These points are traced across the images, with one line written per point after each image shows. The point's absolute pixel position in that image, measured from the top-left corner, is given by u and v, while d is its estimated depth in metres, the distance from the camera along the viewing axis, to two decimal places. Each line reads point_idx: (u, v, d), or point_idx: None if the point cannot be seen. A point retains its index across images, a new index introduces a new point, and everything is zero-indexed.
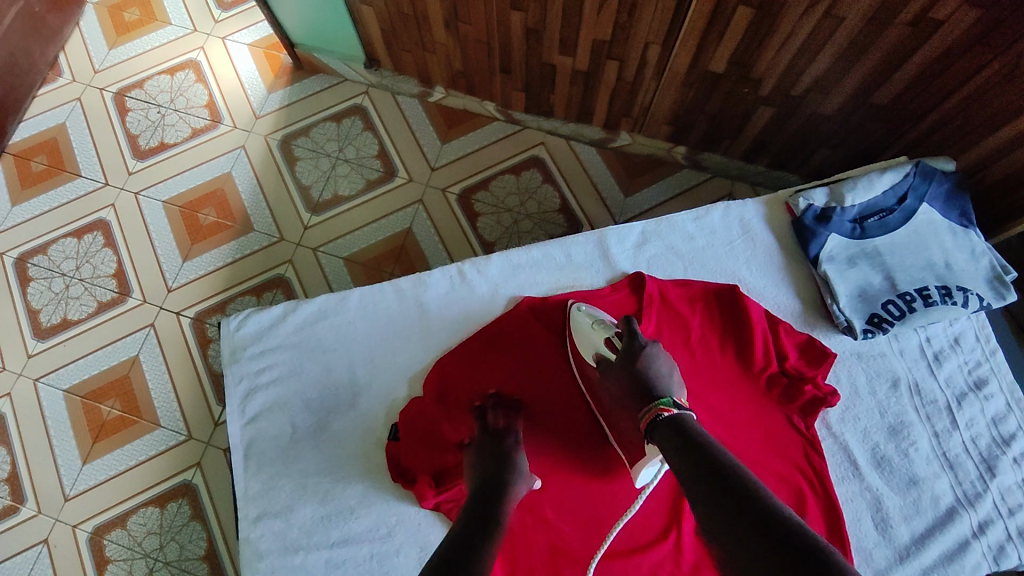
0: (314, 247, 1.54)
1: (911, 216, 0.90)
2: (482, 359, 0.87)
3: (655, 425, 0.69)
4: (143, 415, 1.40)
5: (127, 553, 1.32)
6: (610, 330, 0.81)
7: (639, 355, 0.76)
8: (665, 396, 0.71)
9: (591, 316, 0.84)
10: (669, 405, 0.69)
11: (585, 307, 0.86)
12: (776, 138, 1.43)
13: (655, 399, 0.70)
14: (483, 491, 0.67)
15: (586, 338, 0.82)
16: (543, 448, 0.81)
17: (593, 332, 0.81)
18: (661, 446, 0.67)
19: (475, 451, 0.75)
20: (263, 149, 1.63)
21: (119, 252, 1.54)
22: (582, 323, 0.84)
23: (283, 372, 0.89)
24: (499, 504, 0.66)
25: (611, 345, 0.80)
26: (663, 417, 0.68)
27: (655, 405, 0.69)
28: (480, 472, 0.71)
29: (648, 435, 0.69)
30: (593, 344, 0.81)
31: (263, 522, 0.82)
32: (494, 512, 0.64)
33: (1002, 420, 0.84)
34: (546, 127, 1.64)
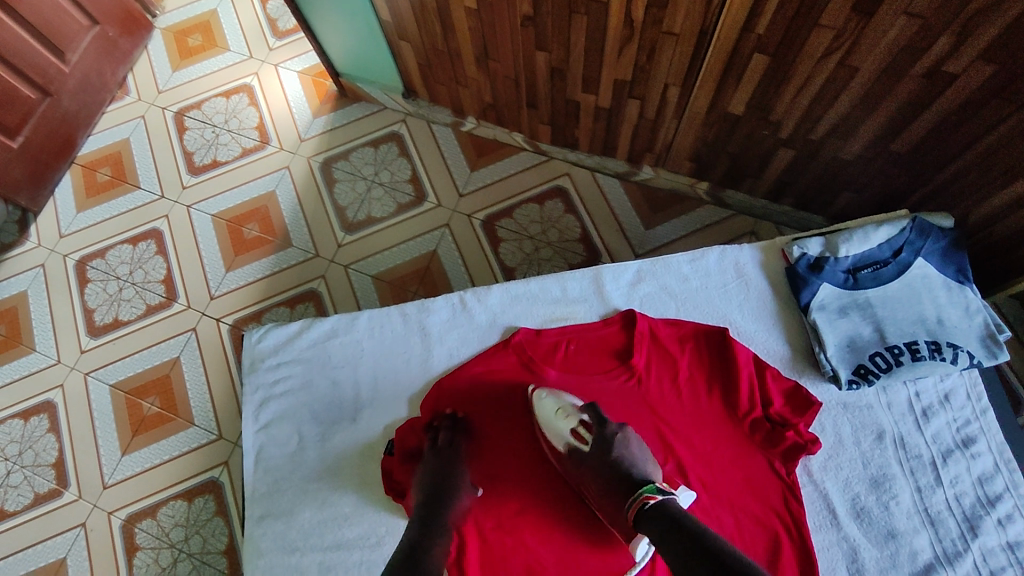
0: (346, 264, 1.63)
1: (906, 269, 0.91)
2: (474, 399, 0.92)
3: (642, 514, 0.72)
4: (178, 413, 1.51)
5: (155, 542, 1.42)
6: (573, 417, 0.83)
7: (611, 445, 0.79)
8: (646, 484, 0.75)
9: (555, 402, 0.85)
10: (653, 492, 0.73)
11: (545, 395, 0.87)
12: (797, 180, 1.44)
13: (639, 487, 0.74)
14: (430, 498, 0.77)
15: (553, 428, 0.84)
16: (523, 472, 0.88)
17: (558, 422, 0.83)
18: (645, 529, 0.71)
19: (421, 468, 0.83)
20: (306, 170, 1.74)
21: (168, 260, 1.67)
22: (547, 412, 0.85)
23: (295, 385, 0.96)
24: (446, 507, 0.77)
25: (579, 435, 0.81)
26: (648, 505, 0.71)
27: (640, 494, 0.72)
28: (429, 481, 0.80)
29: (636, 525, 0.72)
30: (563, 436, 0.83)
31: (266, 521, 0.89)
32: (441, 514, 0.75)
33: (989, 480, 0.84)
34: (571, 158, 1.70)
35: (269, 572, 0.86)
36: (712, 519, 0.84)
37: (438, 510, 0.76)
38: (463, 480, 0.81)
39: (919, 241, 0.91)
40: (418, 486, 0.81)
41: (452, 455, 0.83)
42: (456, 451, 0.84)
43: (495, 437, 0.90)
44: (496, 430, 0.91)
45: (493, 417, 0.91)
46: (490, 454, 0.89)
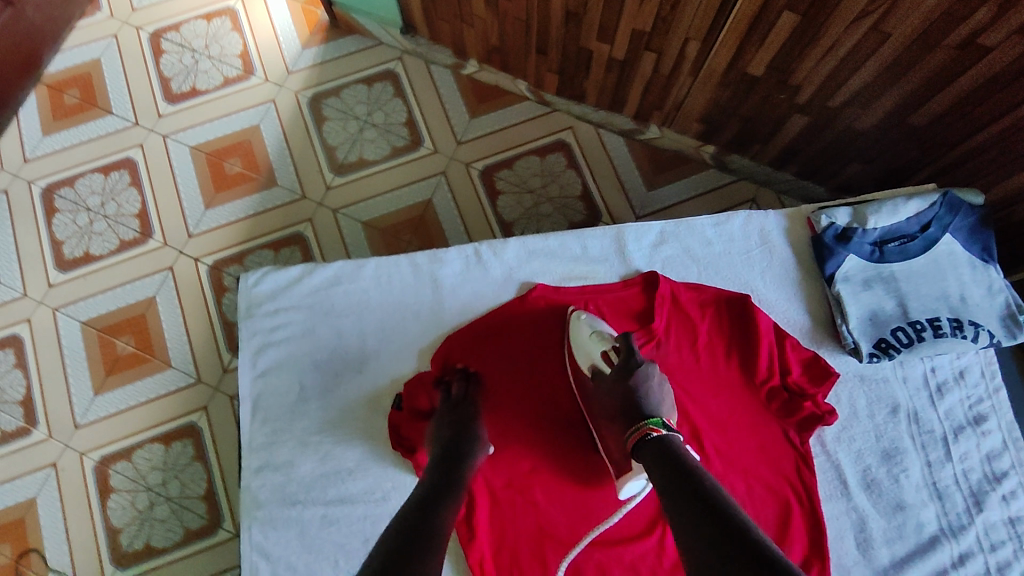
0: (335, 208, 1.56)
1: (933, 245, 0.89)
2: (489, 354, 0.89)
3: (643, 445, 0.71)
4: (155, 354, 1.45)
5: (130, 485, 1.37)
6: (606, 342, 0.82)
7: (632, 372, 0.77)
8: (654, 417, 0.73)
9: (590, 326, 0.84)
10: (658, 426, 0.72)
11: (585, 316, 0.86)
12: (807, 148, 1.39)
13: (644, 418, 0.73)
14: (445, 457, 0.74)
15: (583, 347, 0.83)
16: (530, 433, 0.86)
17: (590, 343, 0.82)
18: (646, 466, 0.70)
19: (437, 421, 0.80)
20: (293, 104, 1.63)
21: (143, 192, 1.56)
22: (581, 334, 0.84)
23: (297, 332, 0.91)
24: (461, 466, 0.73)
25: (606, 358, 0.80)
26: (650, 437, 0.71)
27: (642, 426, 0.72)
28: (443, 438, 0.77)
29: (634, 452, 0.72)
30: (589, 354, 0.82)
31: (264, 473, 0.85)
32: (456, 474, 0.72)
33: (996, 457, 0.86)
34: (575, 111, 1.63)
35: (268, 524, 0.83)
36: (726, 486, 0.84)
37: (452, 464, 0.73)
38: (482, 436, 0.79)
39: (948, 217, 0.90)
40: (432, 441, 0.78)
41: (469, 411, 0.80)
42: (472, 405, 0.81)
43: (510, 394, 0.87)
44: (511, 387, 0.88)
45: (510, 373, 0.88)
46: (505, 411, 0.87)
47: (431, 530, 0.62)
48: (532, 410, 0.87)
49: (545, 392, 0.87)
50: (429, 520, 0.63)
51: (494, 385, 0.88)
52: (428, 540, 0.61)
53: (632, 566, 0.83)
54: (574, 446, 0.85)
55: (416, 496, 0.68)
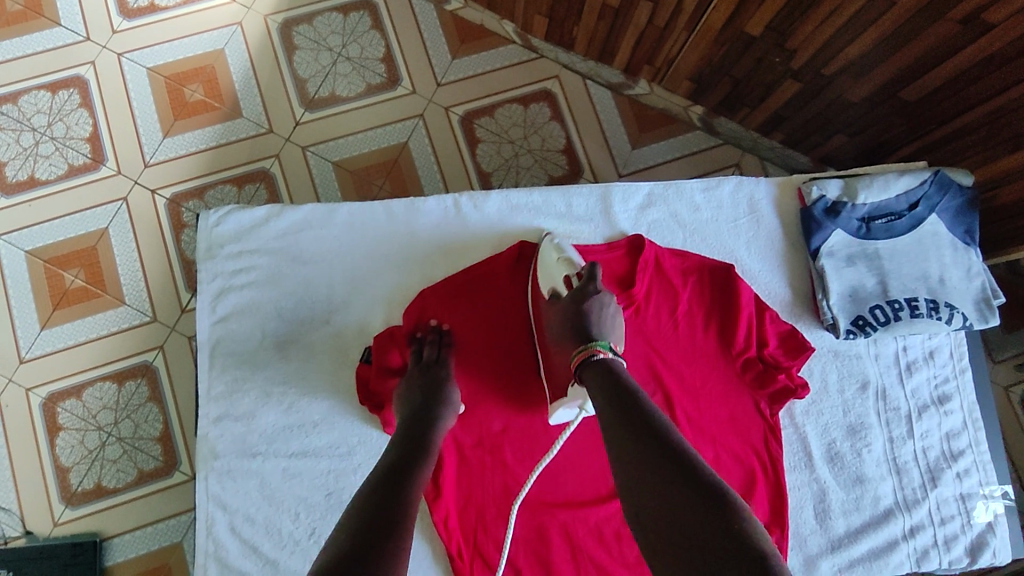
0: (303, 145, 1.47)
1: (919, 224, 0.89)
2: (462, 301, 0.86)
3: (587, 363, 0.71)
4: (107, 290, 1.37)
5: (80, 424, 1.31)
6: (573, 268, 0.81)
7: (587, 297, 0.76)
8: (602, 340, 0.73)
9: (558, 250, 0.83)
10: (605, 348, 0.71)
11: (557, 241, 0.85)
12: (795, 115, 1.35)
13: (593, 340, 0.72)
14: (413, 421, 0.72)
15: (548, 270, 0.82)
16: (501, 395, 0.84)
17: (556, 266, 0.81)
18: (589, 388, 0.69)
19: (405, 384, 0.77)
20: (261, 29, 1.52)
21: (95, 115, 1.45)
22: (549, 257, 0.83)
23: (261, 277, 0.85)
24: (429, 430, 0.71)
25: (568, 283, 0.80)
26: (597, 357, 0.70)
27: (590, 346, 0.71)
28: (410, 402, 0.74)
29: (578, 375, 0.71)
30: (552, 279, 0.81)
31: (223, 422, 0.81)
32: (424, 438, 0.70)
33: (955, 436, 0.88)
34: (563, 60, 1.56)
35: (227, 474, 0.80)
36: None
37: (422, 429, 0.71)
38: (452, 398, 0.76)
39: (937, 196, 0.89)
40: (399, 404, 0.75)
41: (441, 373, 0.77)
42: (443, 365, 0.78)
43: (478, 344, 0.85)
44: (478, 335, 0.85)
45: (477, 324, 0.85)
46: (472, 366, 0.84)
47: (403, 497, 0.61)
48: (497, 359, 0.85)
49: (513, 343, 0.85)
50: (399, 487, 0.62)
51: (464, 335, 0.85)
52: (398, 507, 0.59)
53: (596, 529, 0.83)
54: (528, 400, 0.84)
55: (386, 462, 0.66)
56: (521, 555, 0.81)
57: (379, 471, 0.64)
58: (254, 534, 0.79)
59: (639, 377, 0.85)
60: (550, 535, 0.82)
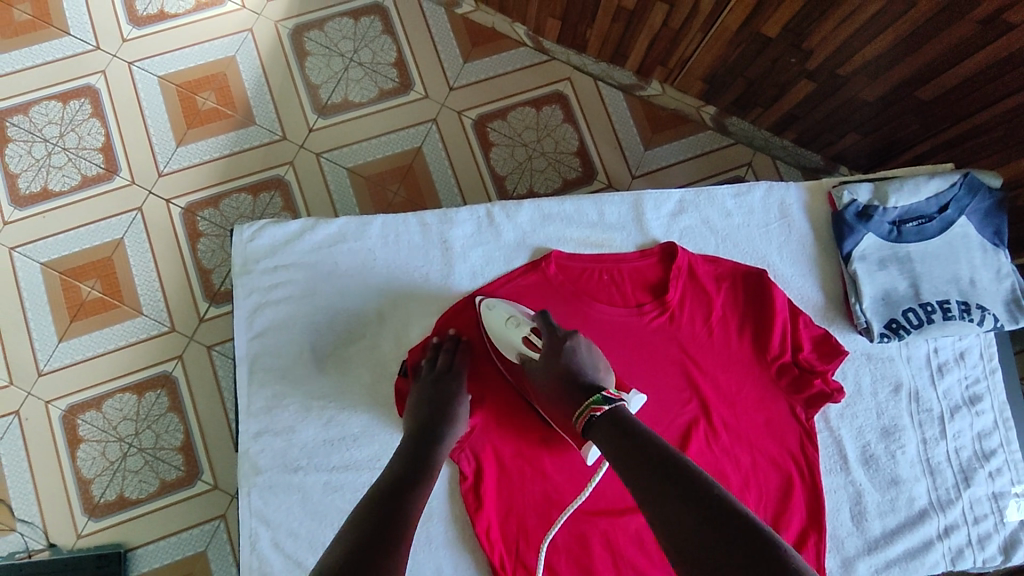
0: (317, 151, 1.47)
1: (949, 226, 0.89)
2: (479, 332, 0.86)
3: (591, 425, 0.71)
4: (124, 300, 1.36)
5: (100, 435, 1.31)
6: (526, 325, 0.81)
7: (561, 354, 0.77)
8: (595, 393, 0.73)
9: (504, 311, 0.82)
10: (600, 403, 0.72)
11: (491, 304, 0.83)
12: (809, 114, 1.36)
13: (586, 399, 0.73)
14: (420, 435, 0.74)
15: (503, 338, 0.82)
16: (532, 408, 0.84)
17: (509, 332, 0.81)
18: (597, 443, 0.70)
19: (416, 391, 0.79)
20: (272, 35, 1.51)
21: (107, 124, 1.44)
22: (499, 321, 0.82)
23: (296, 292, 0.85)
24: (434, 444, 0.73)
25: (531, 343, 0.80)
26: (597, 417, 0.71)
27: (586, 408, 0.72)
28: (418, 414, 0.77)
29: (585, 434, 0.72)
30: (515, 345, 0.81)
31: (263, 438, 0.81)
32: (428, 453, 0.72)
33: (987, 436, 0.88)
34: (575, 62, 1.56)
35: (268, 489, 0.80)
36: (730, 458, 0.85)
37: (428, 445, 0.73)
38: (461, 414, 0.78)
39: (966, 198, 0.89)
40: (409, 415, 0.78)
41: (450, 384, 0.79)
42: (456, 375, 0.80)
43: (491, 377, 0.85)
44: (489, 370, 0.85)
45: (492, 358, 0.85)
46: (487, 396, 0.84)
47: (402, 512, 0.63)
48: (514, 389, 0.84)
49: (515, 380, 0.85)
50: (398, 505, 0.64)
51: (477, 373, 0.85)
52: (397, 519, 0.62)
53: (636, 537, 0.83)
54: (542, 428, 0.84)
55: (388, 479, 0.68)
56: (563, 563, 0.81)
57: (383, 485, 0.67)
58: (297, 549, 0.79)
59: (675, 385, 0.86)
60: (591, 543, 0.82)
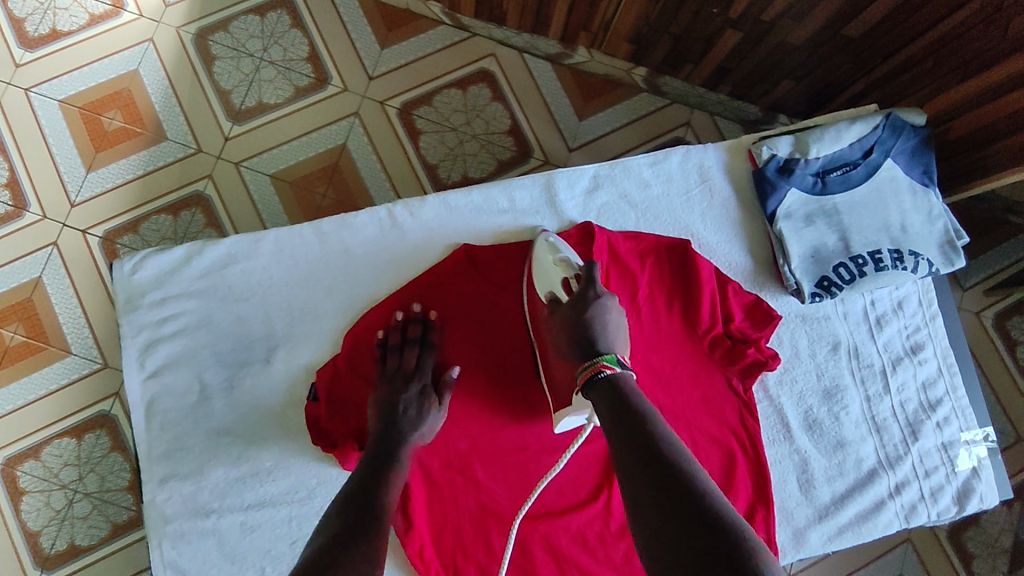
0: (236, 161, 1.38)
1: (875, 171, 0.85)
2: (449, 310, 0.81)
3: (594, 382, 0.66)
4: (51, 341, 1.28)
5: (43, 484, 1.24)
6: (571, 269, 0.76)
7: (587, 303, 0.71)
8: (608, 352, 0.68)
9: (554, 250, 0.79)
10: (612, 363, 0.67)
11: (552, 239, 0.80)
12: (739, 65, 1.30)
13: (599, 354, 0.67)
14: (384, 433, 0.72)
15: (544, 271, 0.77)
16: (498, 387, 0.80)
17: (553, 269, 0.77)
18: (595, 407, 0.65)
19: (383, 387, 0.75)
20: (175, 43, 1.41)
21: (10, 158, 1.34)
22: (545, 258, 0.78)
23: (190, 323, 0.79)
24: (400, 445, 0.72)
25: (567, 287, 0.75)
26: (603, 374, 0.66)
27: (596, 363, 0.66)
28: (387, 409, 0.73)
29: (585, 391, 0.67)
30: (550, 283, 0.76)
31: (170, 484, 0.75)
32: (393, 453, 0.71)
33: (932, 385, 0.86)
34: (497, 36, 1.47)
35: (181, 538, 0.75)
36: None
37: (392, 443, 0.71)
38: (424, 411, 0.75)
39: (891, 139, 0.85)
40: (375, 410, 0.74)
41: (416, 382, 0.75)
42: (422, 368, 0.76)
43: (466, 350, 0.81)
44: (467, 348, 0.81)
45: (467, 318, 0.81)
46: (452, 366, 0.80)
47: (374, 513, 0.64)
48: (509, 368, 0.81)
49: (511, 347, 0.81)
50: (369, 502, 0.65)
51: (449, 344, 0.80)
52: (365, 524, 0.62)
53: (580, 535, 0.79)
54: (529, 387, 0.80)
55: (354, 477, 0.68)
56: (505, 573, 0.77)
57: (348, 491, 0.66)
58: None
59: None
60: (532, 549, 0.78)
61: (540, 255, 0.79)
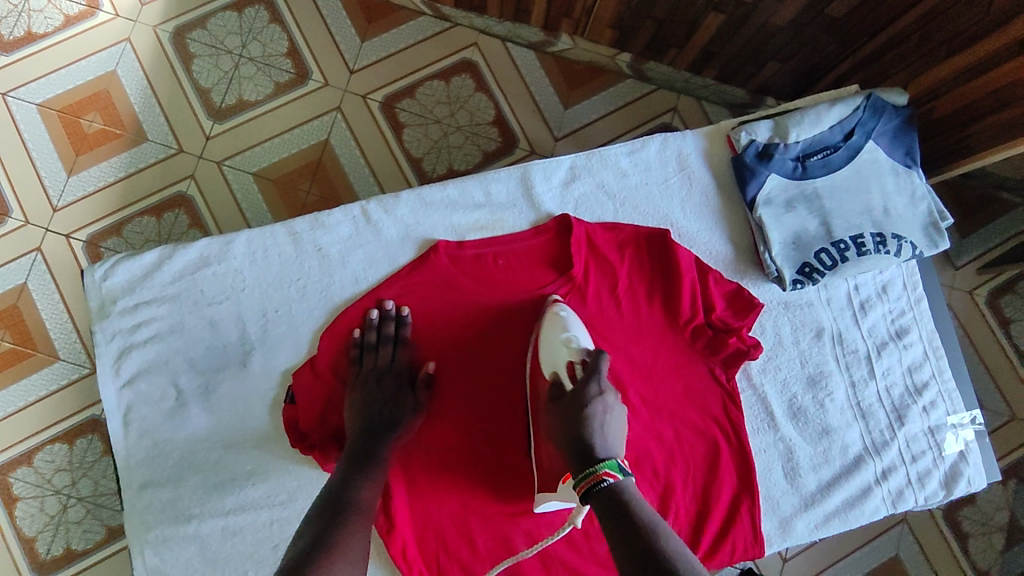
0: (218, 160, 1.35)
1: (856, 154, 0.84)
2: (425, 304, 0.81)
3: (595, 492, 0.63)
4: (38, 347, 1.26)
5: (36, 491, 1.22)
6: (576, 352, 0.72)
7: (587, 400, 0.67)
8: (609, 460, 0.65)
9: (567, 328, 0.75)
10: (614, 471, 0.64)
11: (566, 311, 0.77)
12: (724, 49, 1.27)
13: (600, 460, 0.64)
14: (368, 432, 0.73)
15: (551, 352, 0.74)
16: (476, 458, 0.79)
17: (561, 351, 0.73)
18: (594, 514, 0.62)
19: (357, 389, 0.76)
20: (152, 42, 1.38)
21: None
22: (554, 336, 0.75)
23: (163, 329, 0.78)
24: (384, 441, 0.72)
25: (571, 370, 0.72)
26: (606, 484, 0.62)
27: (597, 471, 0.63)
28: (366, 407, 0.75)
29: (582, 499, 0.63)
30: (554, 363, 0.73)
31: (150, 490, 0.75)
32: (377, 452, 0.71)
33: (918, 369, 0.85)
34: (478, 25, 1.44)
35: (161, 545, 0.74)
36: (653, 434, 0.79)
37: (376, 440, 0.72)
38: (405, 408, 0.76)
39: (871, 121, 0.84)
40: (352, 412, 0.75)
41: (392, 382, 0.77)
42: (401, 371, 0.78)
43: (446, 346, 0.81)
44: (446, 343, 0.81)
45: (456, 352, 0.81)
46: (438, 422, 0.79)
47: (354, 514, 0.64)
48: (494, 363, 0.81)
49: (501, 414, 0.80)
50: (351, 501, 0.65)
51: (427, 340, 0.81)
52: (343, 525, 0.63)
53: (563, 530, 0.79)
54: (517, 458, 0.79)
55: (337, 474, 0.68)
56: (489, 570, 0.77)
57: (332, 487, 0.67)
58: None
59: None
60: (516, 546, 0.78)
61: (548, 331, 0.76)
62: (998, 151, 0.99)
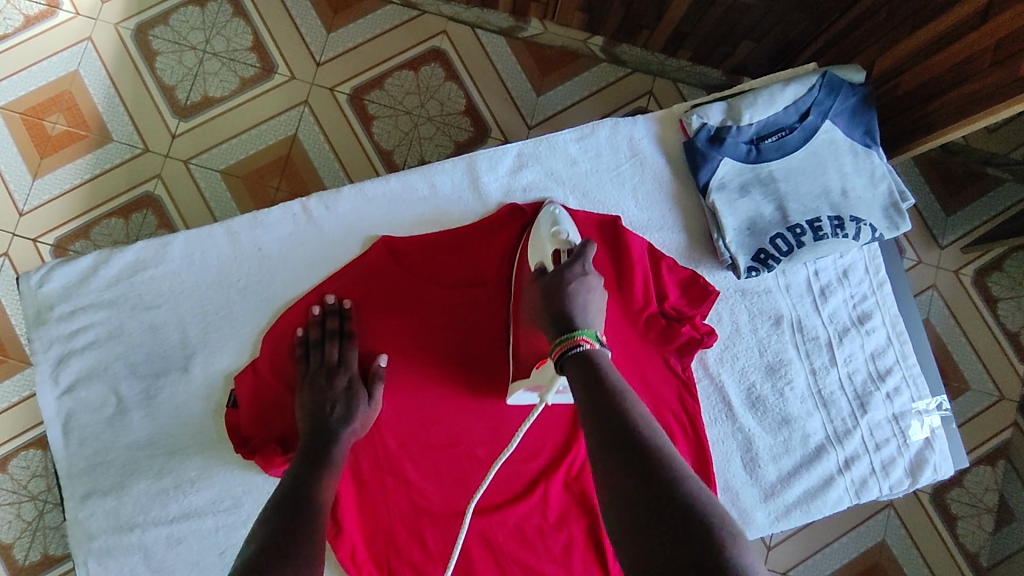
0: (184, 158, 1.31)
1: (812, 135, 0.82)
2: (369, 299, 0.79)
3: (571, 356, 0.62)
4: (8, 352, 1.21)
5: (10, 497, 1.16)
6: (564, 242, 0.73)
7: (570, 276, 0.67)
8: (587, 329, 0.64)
9: (553, 222, 0.76)
10: (591, 337, 0.62)
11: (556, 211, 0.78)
12: (696, 28, 1.21)
13: (577, 327, 0.63)
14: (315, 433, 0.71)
15: (537, 241, 0.74)
16: (448, 380, 0.77)
17: (546, 239, 0.74)
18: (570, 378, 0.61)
19: (304, 389, 0.75)
20: (114, 42, 1.33)
21: None
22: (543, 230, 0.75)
23: (102, 335, 0.78)
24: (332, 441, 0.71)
25: (557, 258, 0.72)
26: (582, 347, 0.62)
27: (575, 335, 0.62)
28: (309, 410, 0.73)
29: (558, 366, 0.63)
30: (541, 254, 0.73)
31: (92, 500, 0.76)
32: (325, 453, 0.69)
33: (881, 355, 0.84)
34: (447, 11, 1.39)
35: (106, 554, 0.75)
36: None
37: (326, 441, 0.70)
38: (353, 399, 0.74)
39: (828, 101, 0.82)
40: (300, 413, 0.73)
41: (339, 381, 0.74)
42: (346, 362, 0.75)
43: (393, 339, 0.78)
44: (396, 338, 0.78)
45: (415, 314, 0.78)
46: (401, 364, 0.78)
47: (309, 511, 0.62)
48: (448, 351, 0.78)
49: (478, 325, 0.78)
50: (303, 500, 0.63)
51: (374, 334, 0.79)
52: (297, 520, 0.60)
53: (517, 529, 0.80)
54: (494, 361, 0.77)
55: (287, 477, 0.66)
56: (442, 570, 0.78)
57: (284, 488, 0.65)
58: None
59: None
60: (470, 547, 0.79)
61: (538, 227, 0.76)
62: (954, 127, 0.96)
